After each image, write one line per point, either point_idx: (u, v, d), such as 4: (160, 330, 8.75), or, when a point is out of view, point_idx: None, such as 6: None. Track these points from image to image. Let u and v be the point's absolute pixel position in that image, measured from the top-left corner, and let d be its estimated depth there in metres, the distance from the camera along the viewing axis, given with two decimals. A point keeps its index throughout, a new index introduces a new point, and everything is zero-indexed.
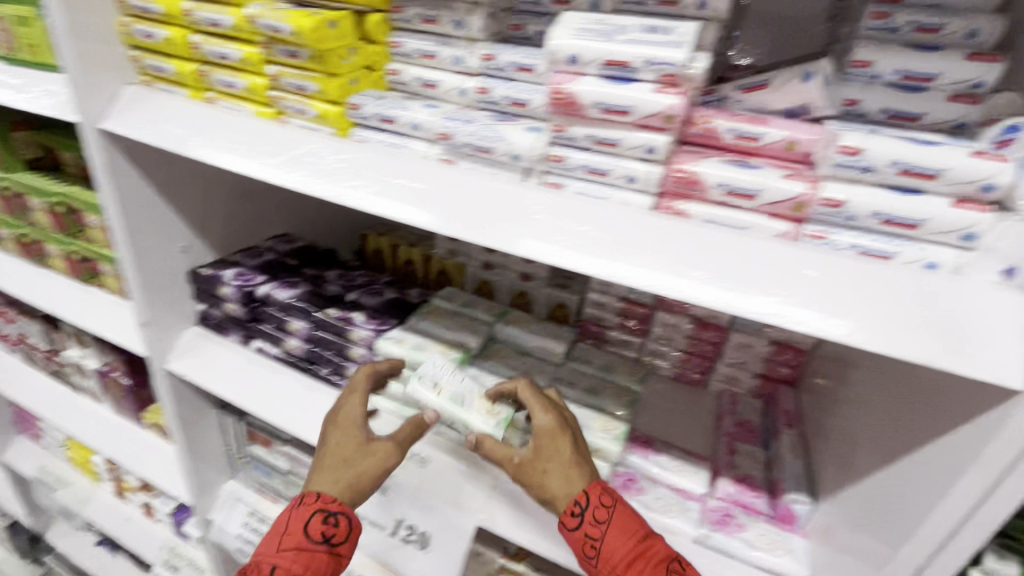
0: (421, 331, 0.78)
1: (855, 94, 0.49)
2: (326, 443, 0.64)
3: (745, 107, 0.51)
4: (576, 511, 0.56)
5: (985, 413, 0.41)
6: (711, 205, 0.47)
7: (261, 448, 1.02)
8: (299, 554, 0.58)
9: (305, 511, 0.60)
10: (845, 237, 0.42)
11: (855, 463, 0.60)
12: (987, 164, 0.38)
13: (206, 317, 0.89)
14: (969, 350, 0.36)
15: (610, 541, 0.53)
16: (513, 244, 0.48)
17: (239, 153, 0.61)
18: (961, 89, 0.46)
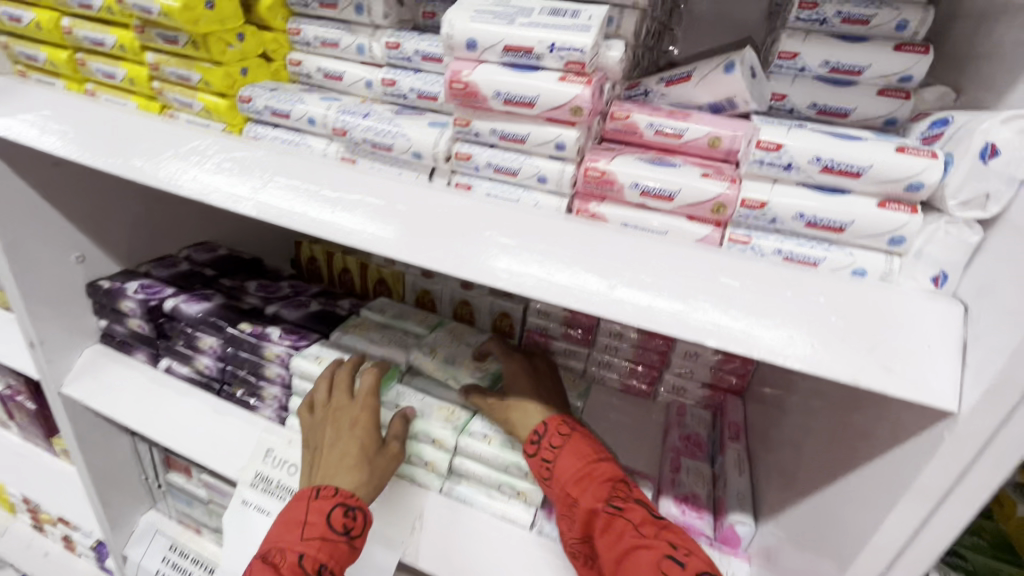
0: (345, 346, 0.72)
1: (783, 88, 0.46)
2: (333, 439, 0.60)
3: (668, 102, 0.47)
4: (534, 441, 0.58)
5: (912, 436, 0.36)
6: (628, 208, 0.42)
7: (180, 476, 0.93)
8: (324, 545, 0.54)
9: (328, 502, 0.56)
10: (769, 242, 0.39)
11: (797, 480, 0.56)
12: (912, 161, 0.34)
13: (109, 334, 0.81)
14: (898, 369, 0.33)
15: (561, 466, 0.55)
16: (411, 252, 0.43)
17: (117, 152, 0.54)
18: (889, 84, 0.44)
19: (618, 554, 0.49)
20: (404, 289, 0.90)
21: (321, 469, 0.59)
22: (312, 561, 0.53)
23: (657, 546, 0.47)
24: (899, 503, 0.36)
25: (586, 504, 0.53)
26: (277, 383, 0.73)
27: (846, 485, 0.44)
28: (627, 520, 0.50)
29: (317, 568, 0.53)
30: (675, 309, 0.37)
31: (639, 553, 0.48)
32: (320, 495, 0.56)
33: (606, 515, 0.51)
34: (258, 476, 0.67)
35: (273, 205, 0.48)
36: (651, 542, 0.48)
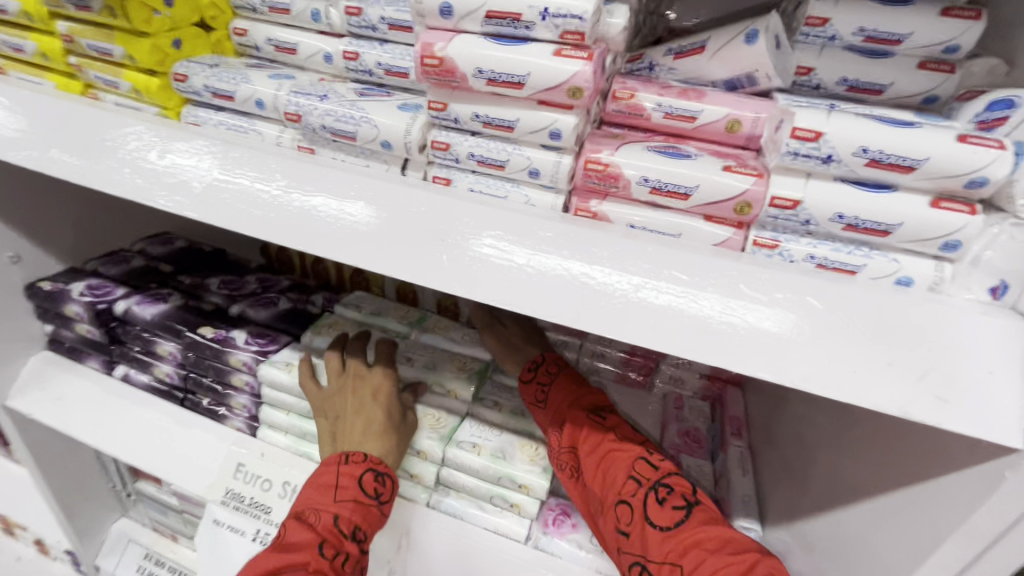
0: (317, 350, 0.66)
1: (810, 60, 0.40)
2: (355, 406, 0.57)
3: (677, 77, 0.40)
4: (531, 369, 0.62)
5: (964, 469, 0.31)
6: (636, 206, 0.36)
7: (150, 484, 0.88)
8: (358, 508, 0.50)
9: (357, 467, 0.52)
10: (799, 246, 0.33)
11: (809, 488, 0.52)
12: (977, 153, 0.29)
13: (57, 340, 0.73)
14: (955, 402, 0.28)
15: (554, 388, 0.59)
16: (385, 264, 0.37)
17: (32, 142, 0.45)
18: (932, 55, 0.38)
19: (598, 458, 0.51)
20: (383, 281, 0.83)
21: (344, 437, 0.55)
22: (348, 522, 0.49)
23: (637, 450, 0.51)
24: (945, 541, 0.32)
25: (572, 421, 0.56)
26: (247, 391, 0.67)
27: (874, 506, 0.40)
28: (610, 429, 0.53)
29: (353, 532, 0.49)
30: (694, 330, 0.32)
31: (619, 450, 0.51)
32: (349, 459, 0.52)
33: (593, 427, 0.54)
34: (229, 493, 0.61)
35: (220, 205, 0.41)
36: (629, 445, 0.51)
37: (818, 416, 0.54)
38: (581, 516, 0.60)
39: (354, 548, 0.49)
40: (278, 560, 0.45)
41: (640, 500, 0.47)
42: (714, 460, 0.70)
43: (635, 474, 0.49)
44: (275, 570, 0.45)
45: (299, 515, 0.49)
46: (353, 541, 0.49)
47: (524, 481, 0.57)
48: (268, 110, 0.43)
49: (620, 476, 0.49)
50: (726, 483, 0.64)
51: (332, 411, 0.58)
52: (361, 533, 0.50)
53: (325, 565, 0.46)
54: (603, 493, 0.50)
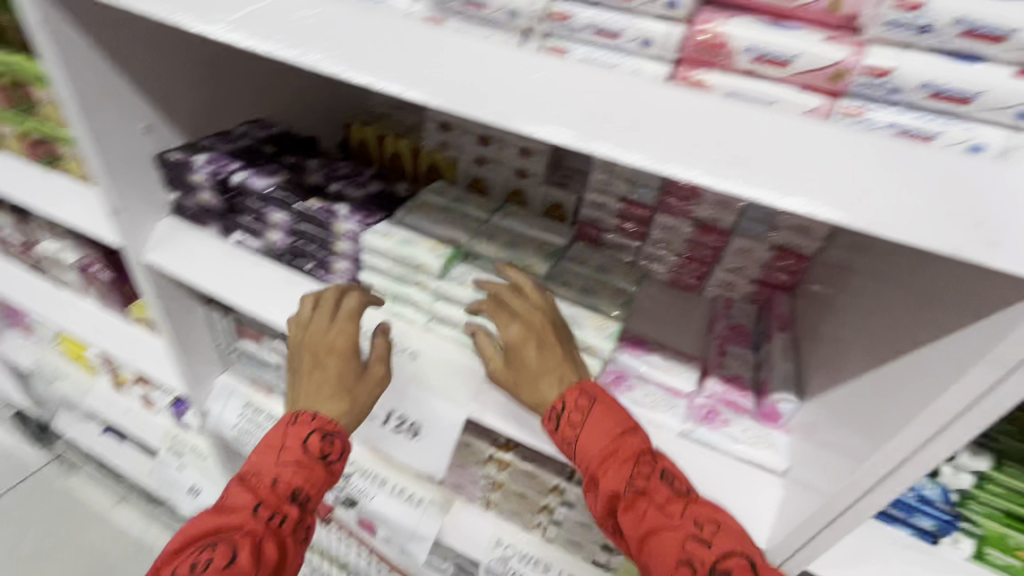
0: (410, 226, 0.74)
1: None
2: (315, 372, 0.64)
3: None
4: (552, 417, 0.59)
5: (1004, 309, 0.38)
6: (737, 76, 0.41)
7: (250, 345, 1.04)
8: (300, 468, 0.60)
9: (301, 429, 0.61)
10: (882, 115, 0.38)
11: (845, 366, 0.60)
12: None
13: (180, 207, 0.84)
14: (1006, 244, 0.34)
15: (588, 438, 0.57)
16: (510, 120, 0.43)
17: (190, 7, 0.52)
18: None
19: (645, 532, 0.53)
20: (458, 174, 0.91)
21: (305, 392, 0.64)
22: (289, 484, 0.59)
23: (686, 525, 0.52)
24: (971, 371, 0.40)
25: (609, 487, 0.55)
26: (347, 258, 0.77)
27: (906, 360, 0.49)
28: (653, 502, 0.53)
29: (293, 493, 0.60)
30: (781, 178, 0.37)
31: (666, 531, 0.52)
32: (297, 420, 0.62)
33: (641, 502, 0.53)
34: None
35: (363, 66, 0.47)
36: (678, 523, 0.52)
37: (862, 305, 0.60)
38: (635, 380, 0.71)
39: (294, 507, 0.59)
40: (216, 521, 0.56)
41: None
42: (757, 351, 0.77)
43: (689, 547, 0.51)
44: (212, 530, 0.55)
45: (245, 478, 0.59)
46: (293, 501, 0.59)
47: (591, 344, 0.66)
48: None
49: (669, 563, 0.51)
50: (767, 367, 0.72)
51: (297, 365, 0.66)
52: (304, 490, 0.60)
53: (266, 524, 0.56)
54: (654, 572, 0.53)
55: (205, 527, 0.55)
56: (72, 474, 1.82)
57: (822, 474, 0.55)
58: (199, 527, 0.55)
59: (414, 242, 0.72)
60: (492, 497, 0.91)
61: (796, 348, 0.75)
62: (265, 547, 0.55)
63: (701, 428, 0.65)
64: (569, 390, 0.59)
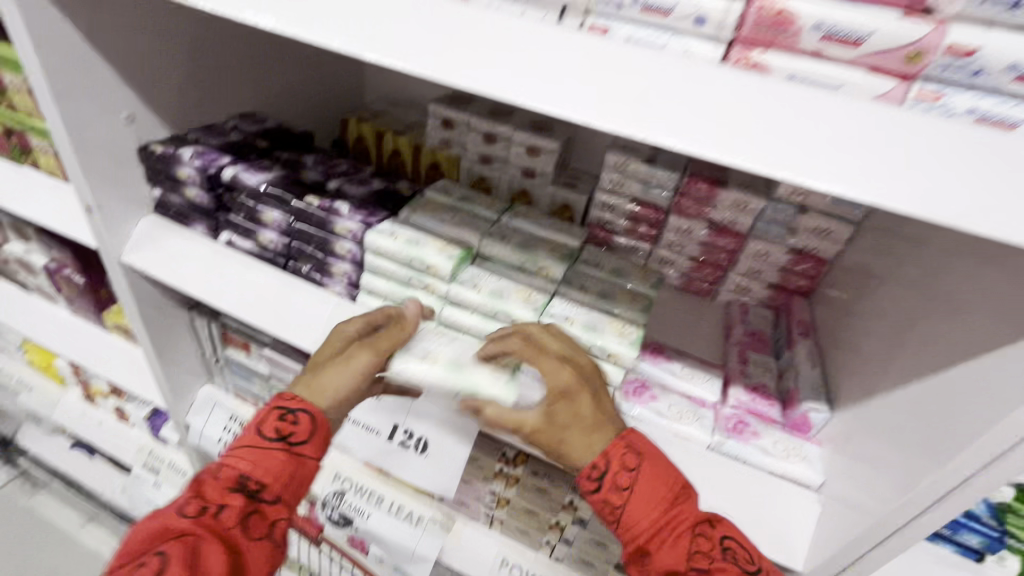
0: (416, 226, 0.69)
1: (976, 39, 0.33)
2: (333, 357, 0.62)
3: (839, 19, 0.35)
4: (595, 477, 0.53)
5: (983, 361, 0.45)
6: (799, 57, 0.37)
7: (238, 353, 0.96)
8: (253, 452, 0.56)
9: (262, 410, 0.59)
10: (962, 101, 0.35)
11: (868, 444, 0.56)
12: None
13: (164, 204, 0.78)
14: (1005, 358, 0.43)
15: (633, 506, 0.51)
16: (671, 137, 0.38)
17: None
18: None
19: None
20: (460, 173, 0.90)
21: (317, 381, 0.61)
22: (235, 471, 0.55)
23: None
24: None
25: (664, 564, 0.50)
26: (348, 261, 0.71)
27: (1013, 352, 0.42)
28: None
29: (241, 479, 0.55)
30: (827, 160, 0.36)
31: None
32: (284, 398, 0.60)
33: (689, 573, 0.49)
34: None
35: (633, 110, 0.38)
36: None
37: (893, 356, 0.58)
38: (660, 390, 0.66)
39: (238, 499, 0.54)
40: (142, 531, 0.50)
41: None
42: (778, 357, 0.76)
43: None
44: (137, 551, 0.49)
45: (196, 482, 0.54)
46: (240, 488, 0.54)
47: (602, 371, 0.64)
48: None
49: None
50: (793, 374, 0.70)
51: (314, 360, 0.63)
52: (251, 479, 0.55)
53: (201, 519, 0.50)
54: None
55: (130, 552, 0.49)
56: (33, 496, 1.65)
57: (866, 490, 0.52)
58: (125, 550, 0.49)
59: (420, 241, 0.67)
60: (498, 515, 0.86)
61: (819, 354, 0.75)
62: (208, 551, 0.49)
63: (730, 441, 0.61)
64: (612, 448, 0.52)
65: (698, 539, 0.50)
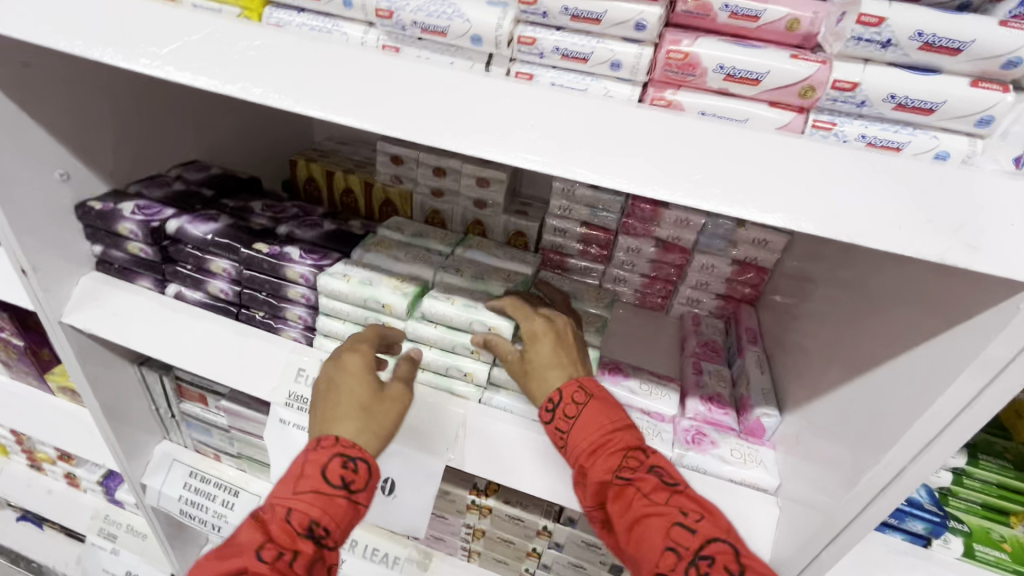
0: (369, 265, 0.70)
1: (855, 74, 0.38)
2: (347, 380, 0.57)
3: (735, 62, 0.39)
4: (551, 405, 0.57)
5: (906, 359, 0.48)
6: (707, 95, 0.41)
7: (195, 406, 0.93)
8: (317, 499, 0.52)
9: (325, 450, 0.53)
10: (853, 128, 0.39)
11: (816, 445, 0.58)
12: (986, 95, 0.36)
13: (106, 259, 0.76)
14: (923, 354, 0.46)
15: (577, 427, 0.55)
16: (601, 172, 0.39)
17: (150, 44, 0.47)
18: (964, 123, 0.37)
19: (630, 522, 0.51)
20: (413, 208, 0.91)
21: (337, 415, 0.55)
22: (304, 518, 0.51)
23: (673, 514, 0.50)
24: (962, 373, 0.42)
25: (597, 476, 0.54)
26: (302, 304, 0.71)
27: (931, 347, 0.45)
28: (638, 489, 0.52)
29: (308, 526, 0.51)
30: (745, 186, 0.38)
31: (652, 518, 0.50)
32: (321, 443, 0.54)
33: (613, 485, 0.53)
34: (301, 373, 0.67)
35: (564, 149, 0.40)
36: (660, 509, 0.50)
37: (831, 357, 0.62)
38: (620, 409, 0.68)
39: (307, 543, 0.50)
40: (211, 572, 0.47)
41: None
42: (731, 365, 0.80)
43: (672, 543, 0.49)
44: None
45: (258, 517, 0.51)
46: (308, 535, 0.51)
47: None
48: (489, 46, 0.43)
49: (654, 547, 0.49)
50: (745, 381, 0.73)
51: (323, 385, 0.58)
52: (318, 526, 0.51)
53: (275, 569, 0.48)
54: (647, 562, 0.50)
55: None
56: None
57: (817, 489, 0.55)
58: None
59: (374, 281, 0.67)
60: (474, 547, 0.85)
61: (768, 360, 0.78)
62: None
63: (690, 453, 0.63)
64: (567, 384, 0.57)
65: (624, 456, 0.53)
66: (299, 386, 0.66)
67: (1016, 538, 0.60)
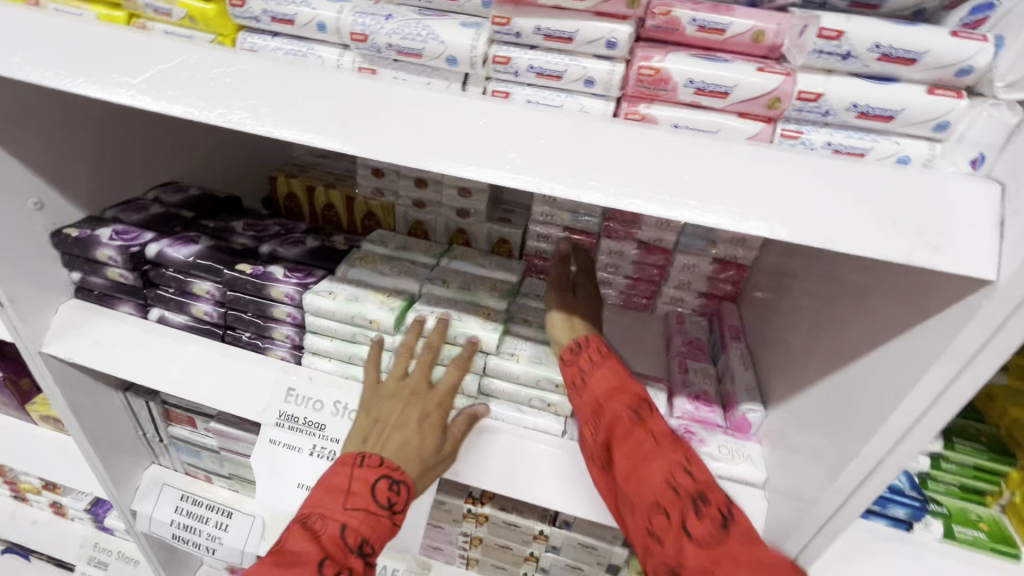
0: (355, 281, 0.70)
1: (818, 85, 0.40)
2: (418, 425, 0.60)
3: (704, 77, 0.41)
4: (573, 350, 0.62)
5: (881, 352, 0.50)
6: (678, 107, 0.43)
7: (183, 428, 0.92)
8: (367, 518, 0.55)
9: (373, 471, 0.57)
10: (819, 135, 0.41)
11: (799, 437, 0.60)
12: (941, 103, 0.39)
13: (85, 286, 0.75)
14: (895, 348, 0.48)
15: (600, 370, 0.59)
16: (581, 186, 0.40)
17: (123, 72, 0.47)
18: (924, 127, 0.40)
19: (634, 460, 0.52)
20: (396, 220, 0.91)
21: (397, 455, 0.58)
22: (356, 534, 0.54)
23: (675, 457, 0.51)
24: (933, 365, 0.42)
25: (609, 413, 0.56)
26: (289, 323, 0.71)
27: (902, 341, 0.47)
28: (646, 432, 0.53)
29: (359, 543, 0.54)
30: (720, 195, 0.39)
31: (656, 456, 0.51)
32: (366, 463, 0.57)
33: (622, 424, 0.54)
34: (291, 391, 0.67)
35: (544, 165, 0.41)
36: (664, 452, 0.51)
37: (811, 351, 0.63)
38: None
39: (355, 558, 0.54)
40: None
41: (681, 514, 0.47)
42: (716, 362, 0.81)
43: (673, 484, 0.49)
44: None
45: (307, 527, 0.53)
46: (359, 552, 0.54)
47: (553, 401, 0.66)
48: (464, 66, 0.44)
49: (654, 482, 0.49)
50: (730, 378, 0.75)
51: (387, 417, 0.60)
52: (365, 543, 0.55)
53: None
54: (642, 499, 0.50)
55: None
56: None
57: (802, 481, 0.57)
58: None
59: (360, 297, 0.68)
60: (472, 555, 0.85)
61: (751, 355, 0.80)
62: None
63: None
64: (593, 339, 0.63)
65: (637, 405, 0.55)
66: (290, 405, 0.66)
67: (992, 516, 0.62)
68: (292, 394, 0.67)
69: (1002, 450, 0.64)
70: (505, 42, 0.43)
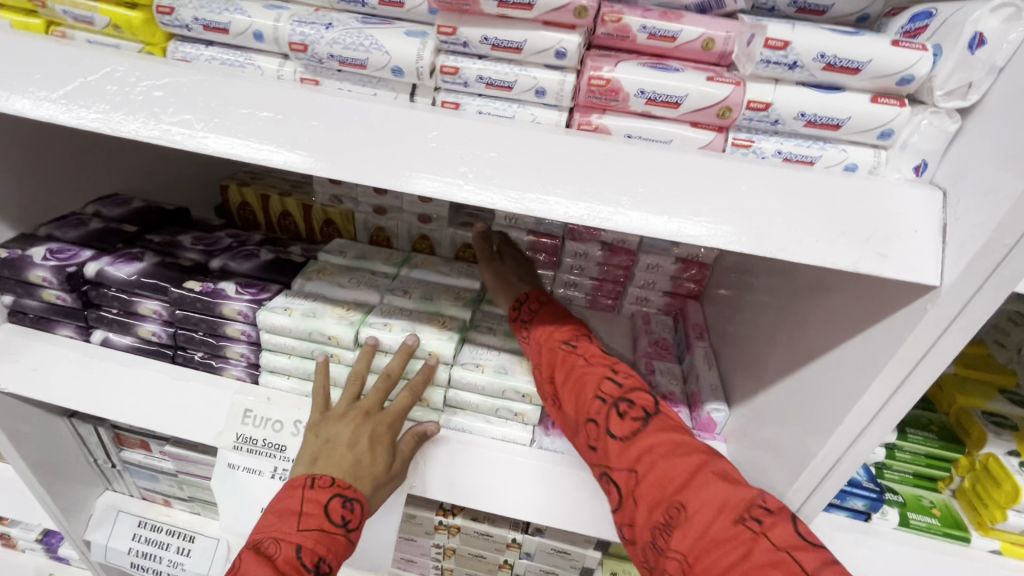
0: (312, 295, 0.68)
1: (767, 95, 0.40)
2: (370, 445, 0.57)
3: (655, 87, 0.40)
4: (517, 307, 0.70)
5: (836, 353, 0.51)
6: (632, 117, 0.43)
7: (137, 452, 0.88)
8: (322, 537, 0.52)
9: (324, 490, 0.54)
10: (769, 144, 0.42)
11: (762, 435, 0.61)
12: (885, 110, 0.40)
13: (18, 309, 0.70)
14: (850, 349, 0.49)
15: (542, 316, 0.67)
16: (536, 199, 0.39)
17: (40, 84, 0.44)
18: (869, 135, 0.41)
19: (570, 380, 0.59)
20: (356, 228, 0.89)
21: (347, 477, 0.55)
22: (312, 555, 0.51)
23: (601, 369, 0.59)
24: (885, 368, 0.43)
25: (547, 349, 0.63)
26: (244, 341, 0.68)
27: (858, 343, 0.48)
28: (580, 355, 0.61)
29: (315, 563, 0.52)
30: (676, 206, 0.38)
31: (588, 373, 0.59)
32: (316, 484, 0.54)
33: (556, 354, 0.62)
34: (248, 413, 0.64)
35: (496, 178, 0.40)
36: (595, 367, 0.59)
37: (772, 349, 0.65)
38: None
39: None
40: None
41: (605, 416, 0.55)
42: (682, 362, 0.82)
43: (603, 394, 0.57)
44: None
45: (257, 552, 0.50)
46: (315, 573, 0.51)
47: (520, 411, 0.65)
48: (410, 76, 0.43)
49: (587, 395, 0.57)
50: (695, 378, 0.76)
51: (338, 440, 0.57)
52: (321, 563, 0.52)
53: None
54: (579, 412, 0.57)
55: None
56: None
57: (766, 478, 0.57)
58: None
59: (318, 312, 0.65)
60: (446, 565, 0.84)
61: (716, 353, 0.81)
62: None
63: None
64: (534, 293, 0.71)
65: (573, 336, 0.64)
66: (247, 427, 0.63)
67: (943, 501, 0.66)
68: (248, 416, 0.64)
69: (951, 438, 0.66)
70: (454, 50, 0.42)
